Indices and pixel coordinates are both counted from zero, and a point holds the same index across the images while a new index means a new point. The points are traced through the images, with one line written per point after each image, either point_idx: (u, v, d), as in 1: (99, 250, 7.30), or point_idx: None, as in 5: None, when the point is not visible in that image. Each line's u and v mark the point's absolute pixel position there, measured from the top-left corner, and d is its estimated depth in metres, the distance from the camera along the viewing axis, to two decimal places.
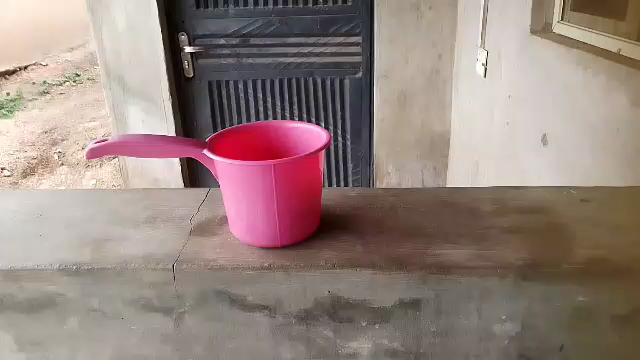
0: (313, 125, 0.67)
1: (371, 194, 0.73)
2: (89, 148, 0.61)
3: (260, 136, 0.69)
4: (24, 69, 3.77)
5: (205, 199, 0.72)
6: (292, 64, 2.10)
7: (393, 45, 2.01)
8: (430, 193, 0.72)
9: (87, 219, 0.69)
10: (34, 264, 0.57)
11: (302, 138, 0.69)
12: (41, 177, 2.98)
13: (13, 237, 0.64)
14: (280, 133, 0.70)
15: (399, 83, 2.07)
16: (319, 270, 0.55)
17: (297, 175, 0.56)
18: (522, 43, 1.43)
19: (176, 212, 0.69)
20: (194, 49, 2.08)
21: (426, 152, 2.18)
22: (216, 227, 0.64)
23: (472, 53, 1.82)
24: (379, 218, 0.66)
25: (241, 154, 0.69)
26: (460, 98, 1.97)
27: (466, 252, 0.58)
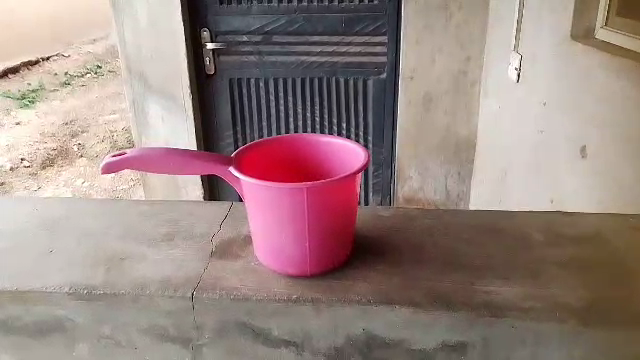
0: (339, 139, 0.74)
1: (387, 220, 0.77)
2: (112, 161, 0.65)
3: (287, 149, 0.75)
4: (46, 60, 3.89)
5: (227, 215, 0.79)
6: (314, 64, 2.05)
7: (419, 47, 1.95)
8: (448, 223, 0.76)
9: (103, 232, 0.75)
10: (42, 285, 0.63)
11: (327, 151, 0.75)
12: (60, 169, 2.94)
13: (28, 249, 0.71)
14: (310, 148, 0.75)
15: (424, 87, 2.00)
16: (352, 305, 0.61)
17: (325, 197, 0.61)
18: (556, 47, 1.37)
19: (196, 229, 0.75)
20: (216, 46, 2.03)
21: (450, 156, 2.11)
22: (237, 250, 0.70)
23: (504, 58, 1.75)
24: (391, 249, 0.71)
25: (268, 168, 0.74)
26: (488, 104, 1.91)
27: (514, 291, 0.63)
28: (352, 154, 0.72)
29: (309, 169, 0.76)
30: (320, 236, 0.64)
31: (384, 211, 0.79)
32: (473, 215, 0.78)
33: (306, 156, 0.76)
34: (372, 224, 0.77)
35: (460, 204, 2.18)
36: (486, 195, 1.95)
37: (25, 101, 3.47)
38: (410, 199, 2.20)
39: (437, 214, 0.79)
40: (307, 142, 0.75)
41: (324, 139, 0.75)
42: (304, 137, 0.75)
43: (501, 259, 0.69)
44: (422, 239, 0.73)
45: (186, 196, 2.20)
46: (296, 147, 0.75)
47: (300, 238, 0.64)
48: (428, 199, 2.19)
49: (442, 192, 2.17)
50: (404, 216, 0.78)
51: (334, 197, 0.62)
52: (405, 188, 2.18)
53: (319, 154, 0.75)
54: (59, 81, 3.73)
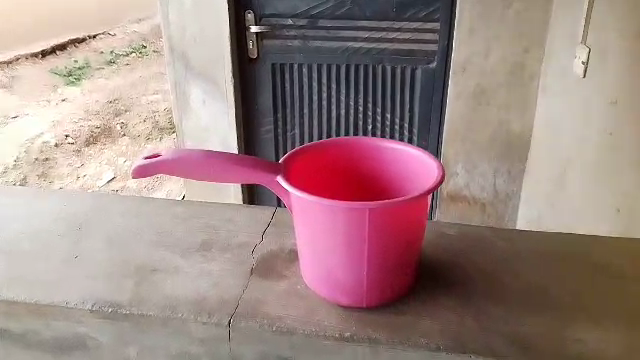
0: (399, 145, 0.76)
1: (446, 239, 0.84)
2: (150, 165, 0.68)
3: (342, 152, 0.78)
4: (93, 38, 3.93)
5: (271, 222, 0.85)
6: (361, 50, 1.95)
7: (473, 37, 1.83)
8: (499, 254, 0.81)
9: (132, 238, 0.82)
10: (62, 299, 0.70)
11: (383, 156, 0.78)
12: (103, 147, 2.96)
13: (52, 255, 0.78)
14: (365, 150, 0.78)
15: (477, 76, 1.88)
16: (418, 349, 0.65)
17: (384, 219, 0.63)
18: (631, 44, 1.24)
19: (235, 240, 0.81)
20: (259, 29, 1.95)
21: (503, 153, 1.98)
22: (281, 267, 0.76)
23: (567, 51, 1.62)
24: (444, 275, 0.76)
25: (322, 171, 0.77)
26: (546, 99, 1.79)
27: (595, 342, 0.67)
28: (415, 161, 0.75)
29: (360, 170, 0.79)
30: (376, 252, 0.66)
31: (450, 230, 0.86)
32: (548, 244, 0.83)
33: (362, 160, 0.78)
34: (438, 243, 0.83)
35: (510, 204, 2.05)
36: (538, 198, 1.83)
37: (71, 78, 3.51)
38: (455, 197, 2.09)
39: (511, 237, 0.84)
40: (365, 147, 0.78)
41: (384, 146, 0.77)
42: (363, 142, 0.78)
43: (571, 300, 0.73)
44: (490, 266, 0.78)
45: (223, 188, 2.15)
46: (354, 151, 0.78)
47: (353, 254, 0.66)
48: (475, 197, 2.07)
49: (490, 190, 2.05)
50: (459, 235, 0.84)
51: (390, 216, 0.64)
52: (450, 184, 2.07)
53: (372, 157, 0.78)
54: (104, 60, 3.74)
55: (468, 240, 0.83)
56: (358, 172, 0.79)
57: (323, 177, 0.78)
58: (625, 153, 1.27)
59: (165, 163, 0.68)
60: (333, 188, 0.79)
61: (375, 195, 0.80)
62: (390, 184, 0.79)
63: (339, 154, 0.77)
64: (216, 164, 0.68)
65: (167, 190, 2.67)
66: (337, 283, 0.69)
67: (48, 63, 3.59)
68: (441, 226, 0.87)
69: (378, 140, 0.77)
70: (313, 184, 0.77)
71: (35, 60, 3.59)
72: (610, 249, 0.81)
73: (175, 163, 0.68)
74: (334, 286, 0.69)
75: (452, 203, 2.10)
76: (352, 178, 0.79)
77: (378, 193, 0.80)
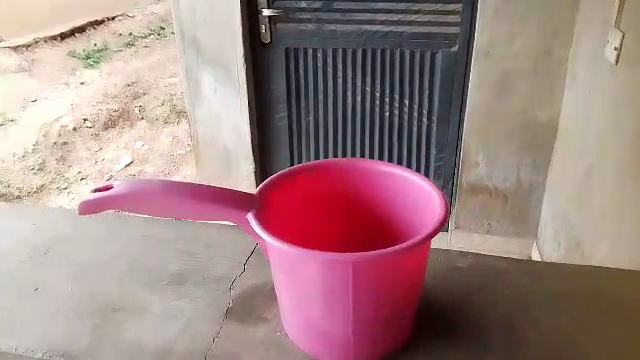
0: (399, 169, 0.66)
1: (454, 272, 0.75)
2: (98, 199, 0.58)
3: (334, 177, 0.68)
4: (112, 20, 3.88)
5: (253, 252, 0.78)
6: (378, 34, 1.85)
7: (497, 19, 1.71)
8: (513, 291, 0.72)
9: (101, 267, 0.76)
10: (11, 345, 0.65)
11: (382, 181, 0.67)
12: (121, 131, 2.91)
13: (14, 287, 0.74)
14: (361, 174, 0.68)
15: (501, 61, 1.76)
16: None
17: (368, 271, 0.54)
18: None
19: (212, 272, 0.75)
20: (272, 13, 1.86)
21: (528, 142, 1.88)
22: (259, 309, 0.69)
23: (598, 34, 1.50)
24: (445, 320, 0.67)
25: (310, 199, 0.68)
26: (575, 86, 1.67)
27: None
28: (417, 191, 0.65)
29: (355, 197, 0.69)
30: (362, 305, 0.57)
31: (461, 263, 0.76)
32: (573, 281, 0.73)
33: (359, 185, 0.68)
34: (445, 277, 0.74)
35: (533, 196, 1.96)
36: (564, 190, 1.73)
37: (90, 61, 3.46)
38: (475, 187, 1.98)
39: (531, 273, 0.75)
40: (361, 171, 0.68)
41: (384, 170, 0.67)
42: (360, 165, 0.67)
43: (598, 346, 0.64)
44: (505, 307, 0.69)
45: (236, 171, 2.12)
46: (349, 175, 0.68)
47: (335, 306, 0.57)
48: (497, 187, 1.97)
49: (512, 181, 1.95)
50: (471, 268, 0.75)
51: (378, 268, 0.54)
52: (470, 175, 1.97)
53: (369, 184, 0.68)
54: (123, 42, 3.69)
55: (481, 274, 0.74)
56: (353, 200, 0.69)
57: (312, 205, 0.68)
58: None
59: (115, 197, 0.57)
60: (323, 216, 0.69)
61: (372, 224, 0.70)
62: (391, 213, 0.69)
63: (330, 180, 0.67)
64: (175, 199, 0.57)
65: (183, 176, 2.58)
66: (320, 334, 0.60)
67: (66, 47, 3.56)
68: (452, 257, 0.77)
69: (376, 164, 0.67)
70: (298, 214, 0.67)
71: (54, 43, 3.55)
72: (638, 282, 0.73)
73: (127, 198, 0.57)
74: (314, 338, 0.61)
75: (472, 193, 2.00)
76: (346, 206, 0.69)
77: (375, 223, 0.70)
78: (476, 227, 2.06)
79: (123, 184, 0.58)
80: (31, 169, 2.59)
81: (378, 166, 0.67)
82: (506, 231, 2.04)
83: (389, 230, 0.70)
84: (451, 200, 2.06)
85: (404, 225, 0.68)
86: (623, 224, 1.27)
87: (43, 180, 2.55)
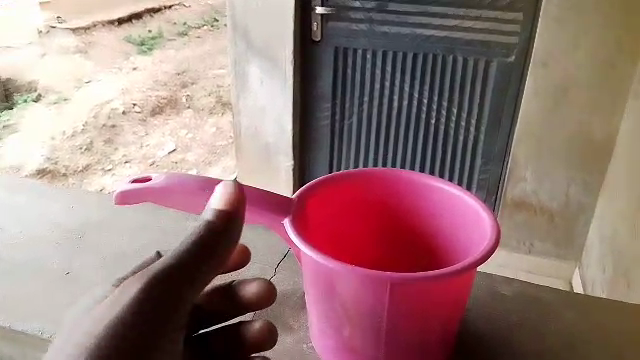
0: (449, 185, 0.62)
1: (495, 297, 0.70)
2: (130, 189, 0.56)
3: (378, 185, 0.64)
4: (168, 9, 3.96)
5: (285, 257, 0.76)
6: (431, 38, 1.80)
7: (559, 30, 1.63)
8: (559, 323, 0.67)
9: (130, 258, 0.76)
10: (37, 328, 0.66)
11: (429, 195, 0.63)
12: (167, 117, 2.95)
13: (45, 270, 0.74)
14: (407, 185, 0.64)
15: (559, 75, 1.68)
16: None
17: (406, 292, 0.50)
18: None
19: (242, 273, 0.73)
20: (325, 10, 1.84)
21: (580, 161, 1.79)
22: (286, 315, 0.67)
23: None
24: (484, 351, 0.63)
25: (350, 205, 0.65)
26: (638, 106, 1.57)
27: None
28: (467, 211, 0.61)
29: (398, 209, 0.66)
30: (398, 326, 0.53)
31: (504, 289, 0.72)
32: (625, 319, 0.68)
33: (403, 197, 0.65)
34: (487, 303, 0.69)
35: (581, 218, 1.87)
36: (616, 214, 1.64)
37: (143, 47, 3.52)
38: (520, 203, 1.90)
39: (580, 307, 0.69)
40: (407, 182, 0.64)
41: (432, 185, 0.63)
42: (407, 176, 0.64)
43: None
44: (549, 340, 0.64)
45: (275, 167, 2.11)
46: (393, 185, 0.64)
47: (367, 323, 0.54)
48: (543, 206, 1.89)
49: (560, 201, 1.86)
50: (515, 296, 0.70)
51: (418, 289, 0.50)
52: (515, 191, 1.89)
53: (414, 195, 0.64)
54: (177, 31, 3.75)
55: (525, 303, 0.70)
56: (395, 210, 0.66)
57: (352, 211, 0.65)
58: None
59: (149, 189, 0.55)
60: (362, 223, 0.67)
61: (413, 236, 0.67)
62: (435, 229, 0.65)
63: (372, 188, 0.64)
64: (208, 198, 0.55)
65: (223, 167, 2.59)
66: (348, 350, 0.57)
67: (123, 32, 3.64)
68: (495, 282, 0.73)
69: (424, 176, 0.63)
70: (336, 220, 0.65)
71: (111, 27, 3.62)
72: None
73: (161, 191, 0.55)
74: (342, 354, 0.58)
75: (516, 210, 1.92)
76: (387, 215, 0.66)
77: (417, 235, 0.67)
78: (516, 245, 1.98)
79: (157, 177, 0.56)
80: (79, 148, 2.65)
81: (426, 179, 0.63)
82: (549, 252, 1.95)
83: (431, 246, 0.66)
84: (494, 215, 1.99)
85: (449, 241, 0.64)
86: None
87: (89, 159, 2.61)
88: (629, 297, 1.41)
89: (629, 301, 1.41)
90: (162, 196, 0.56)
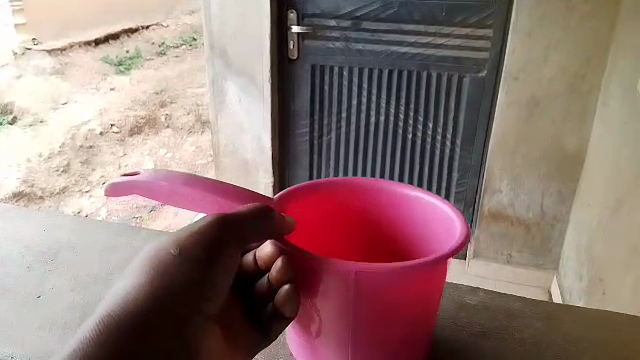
0: (430, 196, 0.63)
1: (462, 307, 0.72)
2: (116, 182, 0.57)
3: (360, 195, 0.66)
4: (145, 30, 3.96)
5: None
6: (406, 55, 1.84)
7: (530, 46, 1.68)
8: (522, 331, 0.68)
9: (104, 279, 0.75)
10: (7, 353, 0.64)
11: (411, 205, 0.65)
12: (146, 137, 2.94)
13: (18, 295, 0.73)
14: (389, 195, 0.66)
15: (531, 89, 1.73)
16: None
17: (376, 284, 0.52)
18: None
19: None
20: (301, 29, 1.87)
21: (553, 172, 1.83)
22: None
23: (633, 62, 1.45)
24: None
25: (332, 212, 0.66)
26: (606, 117, 1.62)
27: None
28: (444, 219, 0.61)
29: (379, 218, 0.67)
30: (369, 322, 0.54)
31: (471, 299, 0.73)
32: (588, 324, 0.70)
33: (385, 207, 0.66)
34: (454, 313, 0.70)
35: (556, 227, 1.91)
36: (590, 221, 1.68)
37: (121, 67, 3.51)
38: (497, 215, 1.94)
39: (544, 313, 0.71)
40: (388, 192, 0.65)
41: (412, 196, 0.65)
42: (388, 187, 0.65)
43: None
44: (514, 350, 0.65)
45: (255, 184, 2.11)
46: (375, 195, 0.66)
47: (340, 322, 0.55)
48: (519, 217, 1.92)
49: (536, 212, 1.90)
50: (481, 305, 0.72)
51: (381, 284, 0.52)
52: (491, 203, 1.92)
53: (397, 205, 0.66)
54: (155, 51, 3.76)
55: (491, 313, 0.71)
56: (379, 220, 0.67)
57: (334, 219, 0.67)
58: None
59: (132, 184, 0.56)
60: (343, 232, 0.68)
61: (392, 245, 0.69)
62: (414, 240, 0.66)
63: (353, 198, 0.66)
64: (186, 194, 0.55)
65: None
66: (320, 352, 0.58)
67: (100, 52, 3.62)
68: (461, 292, 0.75)
69: (406, 188, 0.65)
70: (319, 227, 0.67)
71: (88, 48, 3.61)
72: None
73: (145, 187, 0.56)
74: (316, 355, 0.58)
75: (493, 221, 1.95)
76: (370, 225, 0.68)
77: (395, 244, 0.68)
78: (495, 256, 2.01)
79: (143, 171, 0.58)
80: (55, 171, 2.62)
81: (407, 190, 0.64)
82: (526, 262, 1.98)
83: (408, 253, 0.68)
84: (471, 227, 2.02)
85: (426, 251, 0.66)
86: None
87: (66, 182, 2.57)
88: (606, 304, 1.44)
89: (606, 307, 1.44)
90: (145, 190, 0.56)
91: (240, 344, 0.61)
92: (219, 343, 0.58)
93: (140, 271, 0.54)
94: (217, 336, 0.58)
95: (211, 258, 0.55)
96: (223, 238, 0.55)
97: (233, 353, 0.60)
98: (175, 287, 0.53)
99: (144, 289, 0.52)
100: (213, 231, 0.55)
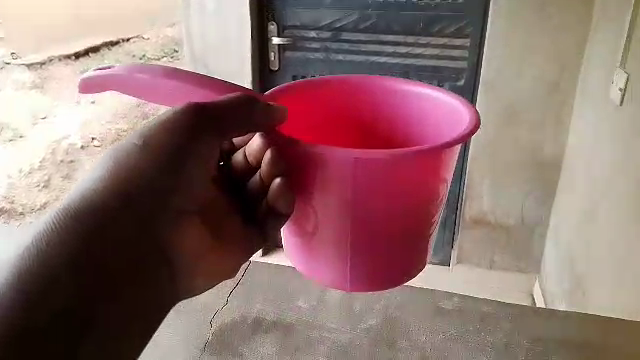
0: (434, 91, 0.54)
1: (437, 313, 0.73)
2: (87, 77, 0.49)
3: (352, 97, 0.56)
4: None
5: (239, 284, 0.79)
6: (385, 65, 1.86)
7: (506, 54, 1.71)
8: (495, 333, 0.70)
9: None
10: None
11: (412, 104, 0.56)
12: None
13: None
14: (386, 95, 0.56)
15: (508, 97, 1.76)
16: None
17: (376, 176, 0.45)
18: None
19: (194, 303, 0.76)
20: (282, 41, 1.89)
21: (532, 177, 1.87)
22: (239, 342, 0.70)
23: (606, 69, 1.49)
24: None
25: (320, 118, 0.57)
26: (582, 122, 1.66)
27: None
28: (450, 115, 0.52)
29: (375, 123, 0.58)
30: (368, 220, 0.48)
31: (446, 304, 0.75)
32: (562, 324, 0.71)
33: (381, 110, 0.57)
34: (429, 319, 0.72)
35: (537, 231, 1.94)
36: (569, 224, 1.71)
37: None
38: (479, 221, 1.97)
39: (515, 317, 0.72)
40: (384, 91, 0.56)
41: (414, 93, 0.55)
42: (386, 85, 0.56)
43: None
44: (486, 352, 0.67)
45: None
46: (370, 94, 0.56)
47: (337, 221, 0.48)
48: (501, 223, 1.95)
49: (517, 216, 1.93)
50: (455, 310, 0.74)
51: (379, 174, 0.45)
52: (473, 208, 1.95)
53: (400, 105, 0.56)
54: None
55: (465, 316, 0.73)
56: (380, 125, 0.58)
57: (324, 126, 0.57)
58: None
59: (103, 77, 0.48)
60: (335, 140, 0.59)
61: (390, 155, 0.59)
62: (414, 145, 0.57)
63: (344, 100, 0.56)
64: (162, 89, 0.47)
65: None
66: (315, 256, 0.52)
67: None
68: (436, 297, 0.76)
69: (406, 83, 0.55)
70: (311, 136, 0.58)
71: None
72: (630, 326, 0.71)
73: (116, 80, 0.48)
74: (310, 262, 0.52)
75: (475, 227, 1.98)
76: (371, 130, 0.59)
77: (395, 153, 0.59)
78: (478, 261, 2.03)
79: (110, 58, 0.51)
80: (36, 186, 2.44)
81: (408, 86, 0.55)
82: (508, 266, 2.01)
83: None
84: (454, 232, 2.04)
85: None
86: (625, 268, 1.24)
87: (47, 197, 2.41)
88: (586, 306, 1.47)
89: (585, 309, 1.47)
90: (117, 83, 0.48)
91: (226, 237, 0.58)
92: (197, 233, 0.54)
93: (103, 162, 0.47)
94: (196, 229, 0.54)
95: (184, 150, 0.48)
96: (199, 127, 0.47)
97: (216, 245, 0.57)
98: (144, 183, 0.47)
99: (108, 183, 0.45)
100: (187, 119, 0.47)
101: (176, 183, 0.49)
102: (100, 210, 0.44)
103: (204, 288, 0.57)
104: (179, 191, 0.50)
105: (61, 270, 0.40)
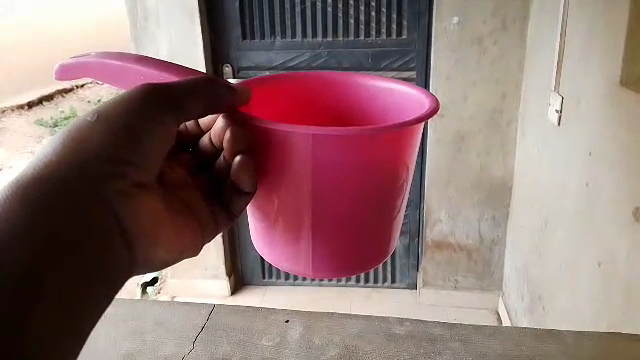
0: (409, 86, 0.59)
1: (392, 338, 0.77)
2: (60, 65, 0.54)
3: (330, 91, 0.62)
4: None
5: (202, 329, 0.81)
6: None
7: (451, 83, 1.81)
8: (447, 352, 0.75)
9: None
10: None
11: (386, 98, 0.61)
12: None
13: None
14: (361, 89, 0.62)
15: (455, 123, 1.86)
16: None
17: (333, 153, 0.49)
18: (601, 102, 1.20)
19: (162, 351, 0.78)
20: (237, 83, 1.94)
21: (485, 199, 1.95)
22: None
23: (544, 96, 1.60)
24: None
25: (300, 110, 0.62)
26: (526, 144, 1.76)
27: None
28: (418, 106, 0.56)
29: (350, 116, 0.63)
30: (328, 195, 0.52)
31: (400, 329, 0.79)
32: (509, 340, 0.76)
33: (357, 102, 0.63)
34: (385, 344, 0.76)
35: (494, 250, 2.02)
36: (524, 240, 1.79)
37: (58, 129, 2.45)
38: (439, 244, 2.03)
39: (462, 336, 0.77)
40: (360, 87, 0.62)
41: (387, 87, 0.61)
42: (363, 81, 0.62)
43: None
44: None
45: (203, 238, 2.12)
46: (347, 89, 0.62)
47: (298, 196, 0.52)
48: (461, 244, 2.02)
49: (475, 236, 2.01)
50: (409, 333, 0.78)
51: (338, 154, 0.49)
52: (434, 231, 2.01)
53: (371, 98, 0.62)
54: None
55: (418, 339, 0.77)
56: (353, 118, 0.63)
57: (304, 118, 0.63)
58: (602, 205, 1.19)
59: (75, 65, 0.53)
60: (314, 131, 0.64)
61: None
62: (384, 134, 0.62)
63: (323, 95, 0.62)
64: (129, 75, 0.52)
65: None
66: (280, 233, 0.55)
67: None
68: (391, 324, 0.81)
69: (382, 79, 0.61)
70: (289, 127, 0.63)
71: None
72: (572, 339, 0.76)
73: (86, 68, 0.53)
74: (277, 239, 0.56)
75: (436, 250, 2.04)
76: (340, 123, 0.64)
77: None
78: (442, 283, 2.08)
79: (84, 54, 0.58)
80: None
81: (382, 81, 0.61)
82: (471, 286, 2.07)
83: None
84: (418, 256, 2.10)
85: None
86: (579, 282, 1.30)
87: None
88: (548, 320, 1.52)
89: (548, 323, 1.52)
90: (87, 70, 0.53)
91: (190, 218, 0.60)
92: (159, 208, 0.56)
93: (62, 137, 0.48)
94: (156, 203, 0.56)
95: (141, 123, 0.50)
96: (150, 105, 0.49)
97: (183, 223, 0.59)
98: (97, 158, 0.48)
99: (60, 153, 0.46)
100: (142, 98, 0.49)
101: (129, 154, 0.50)
102: (48, 180, 0.45)
103: (166, 263, 0.58)
104: (132, 163, 0.50)
105: (7, 239, 0.40)
